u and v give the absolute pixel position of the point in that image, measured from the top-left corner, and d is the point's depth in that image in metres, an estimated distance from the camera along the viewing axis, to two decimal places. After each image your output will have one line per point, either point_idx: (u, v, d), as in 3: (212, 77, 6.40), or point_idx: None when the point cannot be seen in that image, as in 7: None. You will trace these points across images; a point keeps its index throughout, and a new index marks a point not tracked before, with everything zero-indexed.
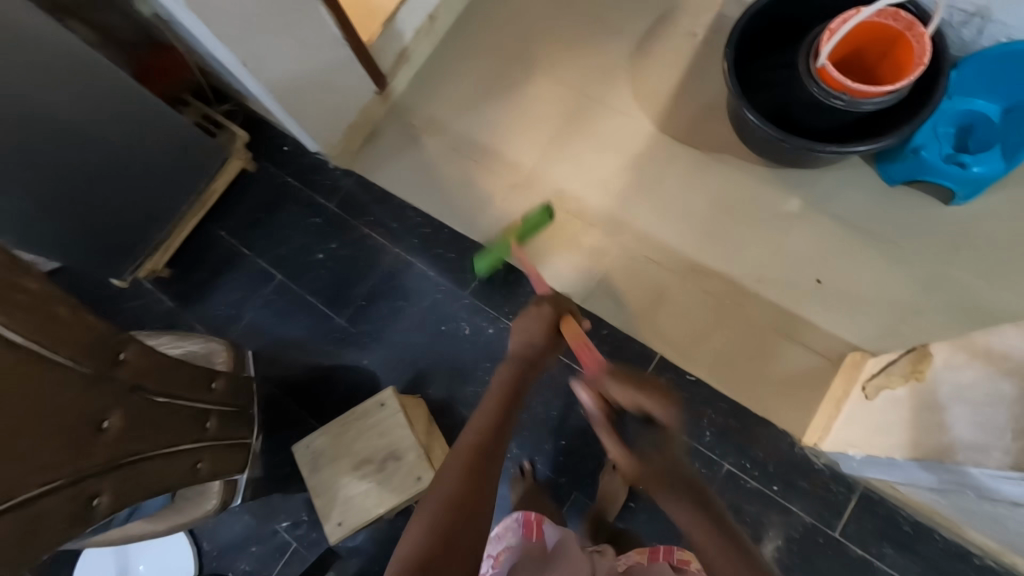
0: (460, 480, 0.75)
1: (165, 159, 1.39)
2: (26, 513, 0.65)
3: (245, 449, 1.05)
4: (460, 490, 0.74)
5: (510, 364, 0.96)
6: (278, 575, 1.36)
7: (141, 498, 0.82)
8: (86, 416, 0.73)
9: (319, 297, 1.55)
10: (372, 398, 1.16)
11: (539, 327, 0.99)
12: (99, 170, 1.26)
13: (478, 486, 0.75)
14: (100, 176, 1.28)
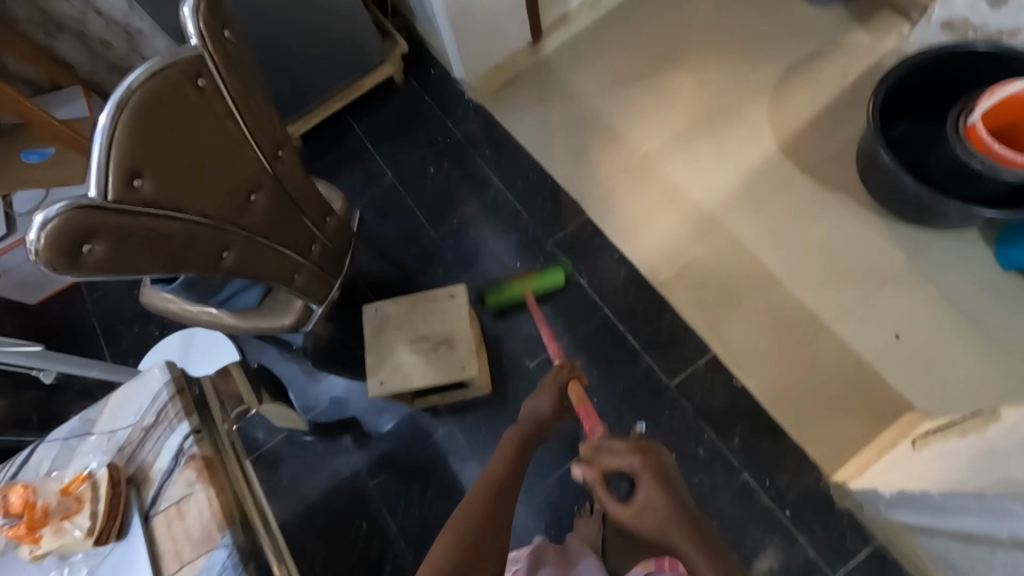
0: (479, 501, 0.75)
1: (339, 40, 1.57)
2: (182, 232, 0.77)
3: (332, 287, 1.17)
4: (469, 522, 0.71)
5: (521, 422, 0.96)
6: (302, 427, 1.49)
7: (252, 275, 0.94)
8: (243, 183, 0.85)
9: (418, 206, 1.68)
10: (444, 288, 1.27)
11: (547, 397, 1.00)
12: (288, 28, 1.45)
13: (494, 513, 0.74)
14: (286, 35, 1.46)
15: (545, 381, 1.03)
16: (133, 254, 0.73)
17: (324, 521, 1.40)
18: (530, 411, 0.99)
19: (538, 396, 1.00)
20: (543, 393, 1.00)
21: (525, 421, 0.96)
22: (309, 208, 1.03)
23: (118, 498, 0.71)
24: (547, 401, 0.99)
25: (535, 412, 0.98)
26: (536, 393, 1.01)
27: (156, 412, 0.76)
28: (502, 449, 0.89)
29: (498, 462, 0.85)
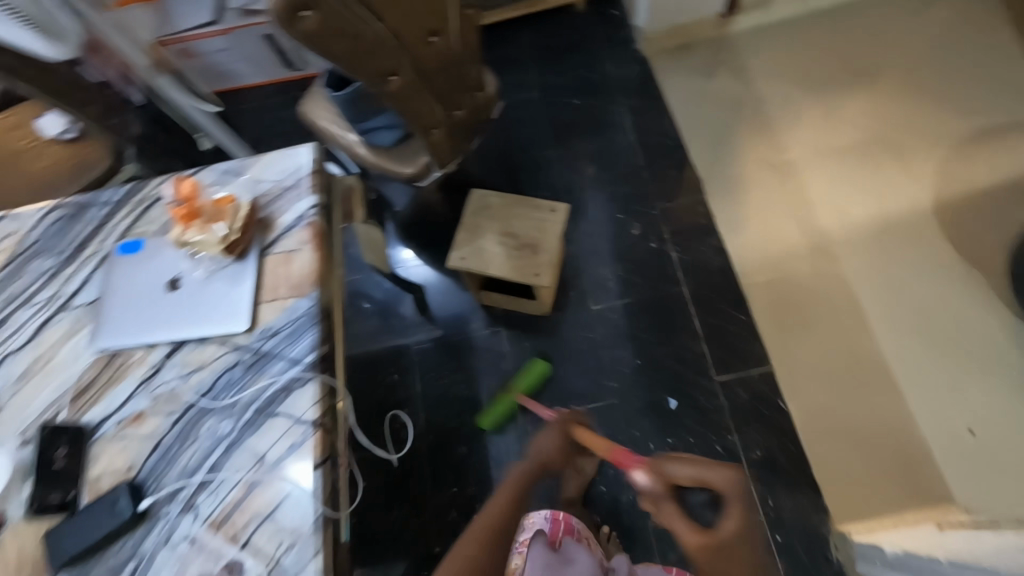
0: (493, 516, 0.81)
1: None
2: (370, 41, 0.87)
3: (455, 157, 1.27)
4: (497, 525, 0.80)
5: (527, 460, 0.94)
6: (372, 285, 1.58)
7: (402, 111, 1.04)
8: (429, 21, 0.94)
9: (550, 127, 1.72)
10: (548, 202, 1.34)
11: (556, 442, 0.99)
12: None
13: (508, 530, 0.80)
14: None
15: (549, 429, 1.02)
16: (331, 39, 0.83)
17: (358, 358, 1.50)
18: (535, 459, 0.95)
19: (544, 443, 0.98)
20: (556, 437, 1.00)
21: (533, 460, 0.94)
22: (467, 74, 1.12)
23: (247, 227, 0.83)
24: (556, 451, 0.98)
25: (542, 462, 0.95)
26: (548, 432, 1.01)
27: (296, 179, 0.89)
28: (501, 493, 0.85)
29: (496, 507, 0.83)
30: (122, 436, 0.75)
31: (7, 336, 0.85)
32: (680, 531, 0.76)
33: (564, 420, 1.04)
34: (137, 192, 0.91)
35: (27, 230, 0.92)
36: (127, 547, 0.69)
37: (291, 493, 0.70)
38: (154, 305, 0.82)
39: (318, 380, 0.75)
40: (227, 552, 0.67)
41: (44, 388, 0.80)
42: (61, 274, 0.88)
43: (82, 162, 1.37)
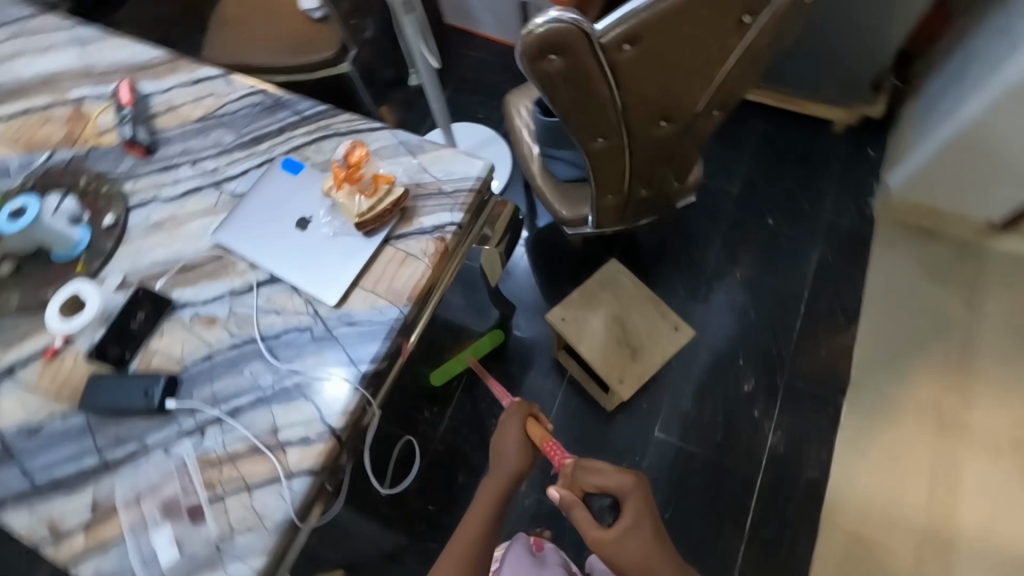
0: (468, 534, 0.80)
1: (847, 54, 1.43)
2: (601, 103, 0.79)
3: (614, 225, 1.18)
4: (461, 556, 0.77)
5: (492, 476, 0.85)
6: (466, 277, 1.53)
7: (591, 168, 0.96)
8: (669, 109, 0.84)
9: (728, 231, 1.55)
10: (675, 317, 1.21)
11: (511, 446, 0.86)
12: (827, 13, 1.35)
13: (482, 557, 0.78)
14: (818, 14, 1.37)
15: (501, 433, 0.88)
16: (561, 86, 0.76)
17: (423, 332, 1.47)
18: (504, 465, 0.85)
19: (501, 446, 0.86)
20: (505, 441, 0.86)
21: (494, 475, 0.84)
22: (675, 164, 1.01)
23: (387, 211, 0.82)
24: (511, 455, 0.85)
25: (506, 471, 0.84)
26: (499, 433, 0.88)
27: (455, 189, 0.86)
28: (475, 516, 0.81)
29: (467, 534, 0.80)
30: (189, 329, 0.79)
31: (165, 181, 0.92)
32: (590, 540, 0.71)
33: (509, 419, 0.88)
34: (326, 118, 0.94)
35: (228, 100, 0.98)
36: (136, 429, 0.74)
37: (276, 482, 0.70)
38: (278, 231, 0.84)
39: (358, 394, 0.74)
40: (199, 495, 0.69)
41: (164, 246, 0.86)
42: (230, 154, 0.93)
43: (309, 39, 1.44)
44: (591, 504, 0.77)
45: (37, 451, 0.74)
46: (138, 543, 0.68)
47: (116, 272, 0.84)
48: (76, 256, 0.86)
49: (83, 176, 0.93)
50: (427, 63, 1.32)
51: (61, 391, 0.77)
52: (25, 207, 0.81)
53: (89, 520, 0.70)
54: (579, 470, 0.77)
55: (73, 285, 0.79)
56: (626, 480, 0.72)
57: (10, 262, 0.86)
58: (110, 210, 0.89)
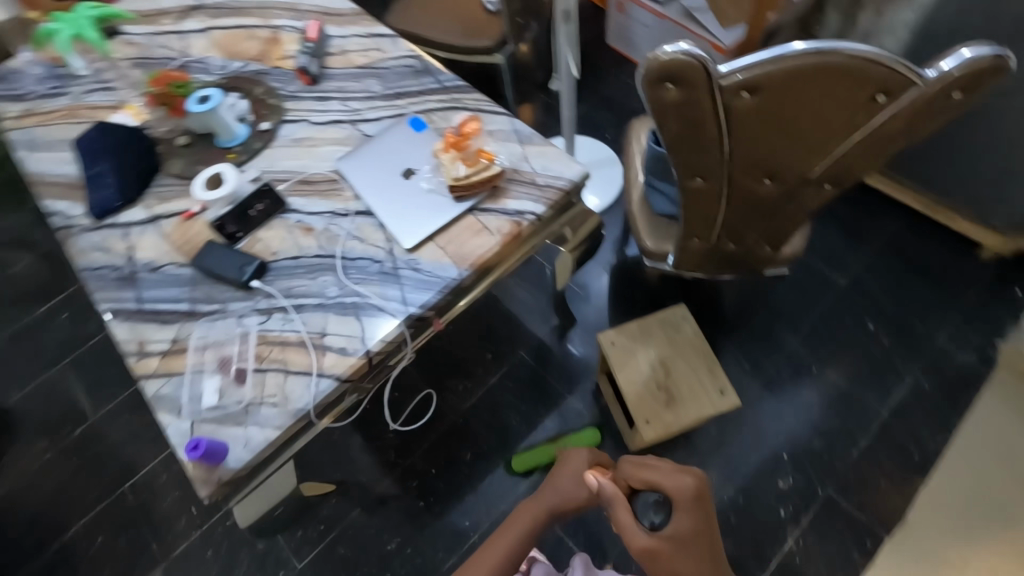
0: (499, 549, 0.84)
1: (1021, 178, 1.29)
2: (708, 144, 0.81)
3: (693, 271, 1.17)
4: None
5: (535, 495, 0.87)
6: (538, 277, 1.57)
7: (683, 206, 0.97)
8: (776, 170, 0.84)
9: (818, 321, 1.45)
10: (725, 381, 1.16)
11: (569, 475, 0.86)
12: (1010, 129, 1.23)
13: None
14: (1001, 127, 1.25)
15: (564, 458, 0.88)
16: (672, 118, 0.78)
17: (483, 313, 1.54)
18: (560, 490, 0.86)
19: (559, 470, 0.87)
20: (564, 468, 0.87)
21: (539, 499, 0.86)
22: (771, 228, 0.99)
23: (476, 184, 0.90)
24: (565, 482, 0.86)
25: (558, 495, 0.86)
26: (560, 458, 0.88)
27: (546, 184, 0.93)
28: (508, 534, 0.85)
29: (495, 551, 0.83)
30: (289, 231, 0.93)
31: (317, 108, 1.08)
32: (630, 539, 0.73)
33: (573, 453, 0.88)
34: (460, 94, 1.05)
35: (388, 57, 1.12)
36: (225, 294, 0.88)
37: (309, 375, 0.80)
38: (386, 173, 0.95)
39: (400, 328, 0.83)
40: (248, 362, 0.81)
41: (297, 159, 1.01)
42: (373, 101, 1.07)
43: (478, 27, 1.58)
44: (633, 500, 0.78)
45: (151, 285, 0.91)
46: (191, 382, 0.81)
47: (254, 168, 1.01)
48: (231, 147, 1.04)
49: (259, 87, 1.11)
50: (570, 73, 1.39)
51: (184, 246, 0.94)
52: (210, 96, 1.00)
53: (166, 351, 0.85)
54: (628, 466, 0.78)
55: (219, 166, 0.96)
56: (684, 484, 0.73)
57: (187, 136, 1.06)
58: (268, 119, 1.06)
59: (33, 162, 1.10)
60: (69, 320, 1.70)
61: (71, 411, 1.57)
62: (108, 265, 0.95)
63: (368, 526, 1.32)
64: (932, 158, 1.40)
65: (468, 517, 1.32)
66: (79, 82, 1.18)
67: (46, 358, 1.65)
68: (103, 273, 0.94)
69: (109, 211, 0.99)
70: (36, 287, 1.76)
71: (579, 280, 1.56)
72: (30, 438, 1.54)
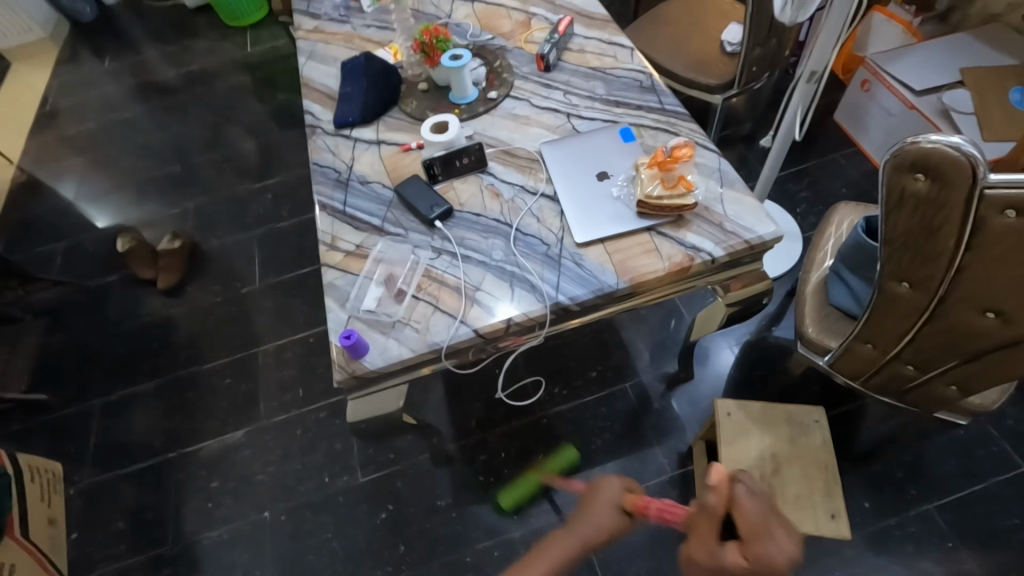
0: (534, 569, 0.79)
1: None
2: (934, 254, 0.73)
3: (850, 378, 1.06)
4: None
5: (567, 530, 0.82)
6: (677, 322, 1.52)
7: (872, 310, 0.88)
8: (1009, 307, 0.74)
9: (971, 492, 1.22)
10: (842, 506, 1.04)
11: (605, 505, 0.82)
12: None
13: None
14: None
15: (595, 490, 0.85)
16: (904, 213, 0.72)
17: (603, 333, 1.53)
18: (592, 525, 0.81)
19: (592, 515, 0.82)
20: (602, 501, 0.83)
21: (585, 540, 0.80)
22: (970, 368, 0.87)
23: (667, 210, 0.91)
24: (602, 514, 0.81)
25: (594, 528, 0.80)
26: (599, 499, 0.83)
27: (733, 231, 0.90)
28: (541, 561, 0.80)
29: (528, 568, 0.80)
30: (480, 190, 1.01)
31: (541, 93, 1.16)
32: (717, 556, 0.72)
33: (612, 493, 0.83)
34: (677, 120, 1.07)
35: (621, 67, 1.17)
36: (410, 224, 0.99)
37: (454, 318, 0.87)
38: (582, 170, 1.00)
39: (543, 309, 0.87)
40: (408, 287, 0.91)
41: (509, 131, 1.10)
42: (594, 102, 1.12)
43: (709, 67, 1.56)
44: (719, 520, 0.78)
45: (358, 196, 1.06)
46: (360, 285, 0.93)
47: (471, 127, 1.11)
48: (459, 104, 1.16)
49: (499, 60, 1.21)
50: (789, 132, 1.33)
51: (395, 172, 1.07)
52: (462, 57, 1.12)
53: (350, 251, 0.98)
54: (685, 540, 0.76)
55: (448, 115, 1.06)
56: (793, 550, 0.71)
57: (428, 84, 1.20)
58: (498, 89, 1.16)
59: (308, 68, 1.31)
60: (259, 194, 1.96)
61: (241, 268, 1.82)
62: (332, 166, 1.12)
63: (428, 474, 1.41)
64: None
65: (516, 510, 1.34)
66: (362, 17, 1.39)
67: (238, 219, 1.93)
68: (327, 173, 1.11)
69: (348, 124, 1.16)
70: (245, 160, 2.05)
71: (716, 342, 1.48)
72: (205, 277, 1.82)
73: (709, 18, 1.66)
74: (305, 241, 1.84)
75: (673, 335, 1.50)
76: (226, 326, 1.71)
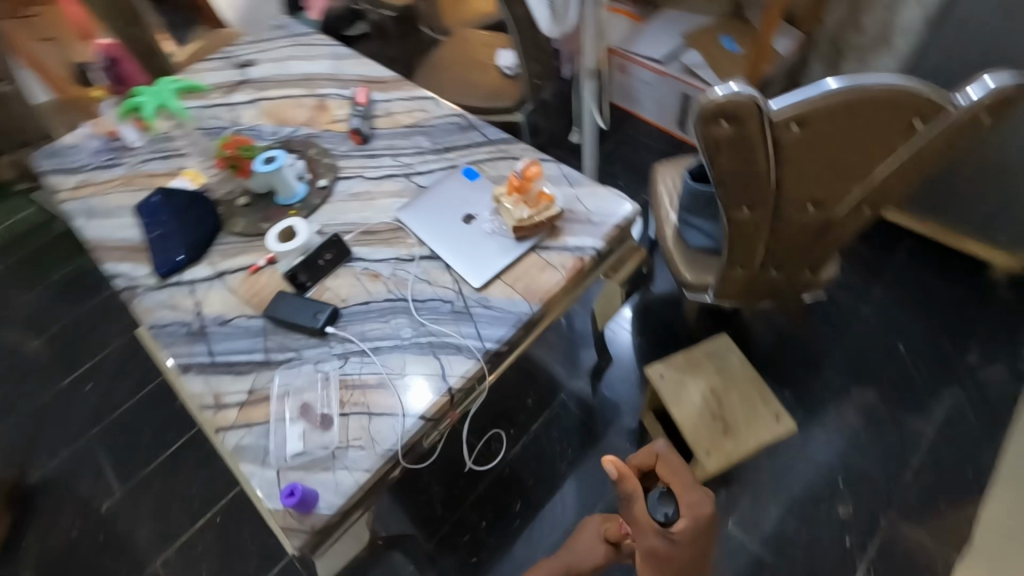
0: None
1: None
2: (757, 176, 0.87)
3: (734, 300, 1.20)
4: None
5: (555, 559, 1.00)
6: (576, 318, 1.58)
7: (731, 239, 1.02)
8: (821, 195, 0.91)
9: (849, 344, 1.41)
10: (781, 407, 1.18)
11: (589, 538, 1.00)
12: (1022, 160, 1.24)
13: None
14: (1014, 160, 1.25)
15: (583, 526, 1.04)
16: (724, 153, 0.85)
17: (519, 359, 1.53)
18: (577, 552, 0.99)
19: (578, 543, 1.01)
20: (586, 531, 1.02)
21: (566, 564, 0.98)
22: (813, 252, 1.05)
23: (542, 224, 0.95)
24: (586, 546, 0.99)
25: (580, 554, 0.98)
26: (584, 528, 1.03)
27: (602, 221, 0.98)
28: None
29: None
30: (358, 278, 0.96)
31: (370, 164, 1.14)
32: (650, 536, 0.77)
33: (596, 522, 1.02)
34: (505, 145, 1.12)
35: (433, 116, 1.20)
36: (299, 342, 0.90)
37: (394, 415, 0.80)
38: (447, 219, 1.00)
39: (478, 364, 0.84)
40: (331, 408, 0.82)
41: (357, 211, 1.06)
42: (425, 155, 1.13)
43: (500, 93, 1.69)
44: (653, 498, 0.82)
45: (225, 338, 0.92)
46: (276, 431, 0.81)
47: (317, 222, 1.05)
48: (291, 203, 1.08)
49: (313, 148, 1.17)
50: (593, 123, 1.49)
51: (253, 298, 0.96)
52: (277, 157, 1.05)
53: (244, 401, 0.85)
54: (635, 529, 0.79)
55: (291, 219, 0.99)
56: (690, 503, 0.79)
57: (247, 197, 1.10)
58: (325, 176, 1.12)
59: (93, 228, 1.12)
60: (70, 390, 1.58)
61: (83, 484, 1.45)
62: (177, 320, 0.96)
63: None
64: (955, 190, 1.37)
65: (524, 571, 1.25)
66: (134, 153, 1.23)
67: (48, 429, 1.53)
68: (174, 329, 0.95)
69: (174, 269, 1.02)
70: (25, 360, 1.62)
71: (616, 321, 1.54)
72: (35, 517, 1.41)
73: (478, 50, 1.80)
74: (142, 422, 1.46)
75: (577, 331, 1.54)
76: (93, 561, 1.34)
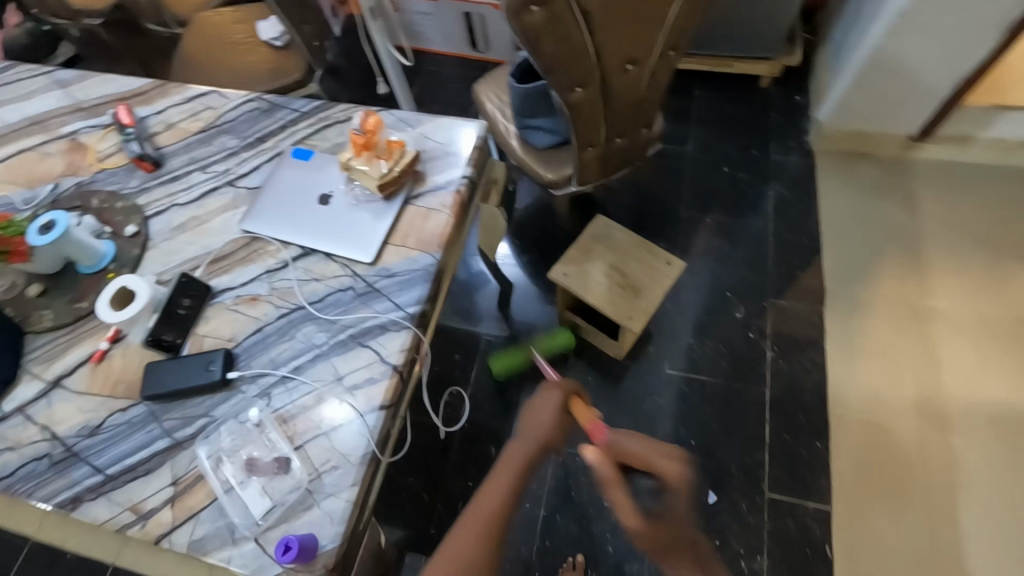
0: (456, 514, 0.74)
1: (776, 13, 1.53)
2: (578, 51, 0.91)
3: (596, 180, 1.27)
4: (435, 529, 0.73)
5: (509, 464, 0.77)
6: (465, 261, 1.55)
7: (575, 123, 1.07)
8: (635, 51, 0.98)
9: (690, 182, 1.60)
10: (667, 253, 1.31)
11: (546, 412, 0.79)
12: None
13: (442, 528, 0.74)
14: None
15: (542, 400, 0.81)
16: (543, 37, 0.87)
17: None
18: (532, 426, 0.79)
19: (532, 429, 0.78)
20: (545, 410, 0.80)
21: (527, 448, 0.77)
22: (644, 109, 1.14)
23: (404, 172, 0.89)
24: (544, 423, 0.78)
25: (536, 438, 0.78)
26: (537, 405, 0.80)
27: (460, 147, 0.94)
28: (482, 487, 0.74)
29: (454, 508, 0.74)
30: (235, 310, 0.83)
31: (178, 189, 0.96)
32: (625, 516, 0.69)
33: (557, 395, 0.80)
34: (323, 111, 1.00)
35: (226, 109, 1.03)
36: (203, 405, 0.77)
37: (352, 419, 0.74)
38: (302, 208, 0.90)
39: (411, 332, 0.80)
40: (281, 448, 0.73)
41: (192, 244, 0.90)
42: (239, 155, 0.98)
43: (279, 68, 1.50)
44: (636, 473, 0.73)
45: (105, 447, 0.75)
46: (231, 502, 0.70)
47: (151, 272, 0.88)
48: (103, 267, 0.88)
49: (95, 198, 0.95)
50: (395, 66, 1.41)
51: (117, 387, 0.79)
52: (54, 220, 0.83)
53: (173, 495, 0.71)
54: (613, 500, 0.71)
55: (120, 280, 0.82)
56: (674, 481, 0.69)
57: (37, 283, 0.87)
58: (130, 222, 0.92)
59: None
60: None
61: None
62: (31, 458, 0.76)
63: None
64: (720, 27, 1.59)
65: (529, 499, 1.25)
66: None
67: None
68: (33, 469, 0.76)
69: None
70: None
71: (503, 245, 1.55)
72: None
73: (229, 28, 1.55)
74: None
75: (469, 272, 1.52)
76: None
